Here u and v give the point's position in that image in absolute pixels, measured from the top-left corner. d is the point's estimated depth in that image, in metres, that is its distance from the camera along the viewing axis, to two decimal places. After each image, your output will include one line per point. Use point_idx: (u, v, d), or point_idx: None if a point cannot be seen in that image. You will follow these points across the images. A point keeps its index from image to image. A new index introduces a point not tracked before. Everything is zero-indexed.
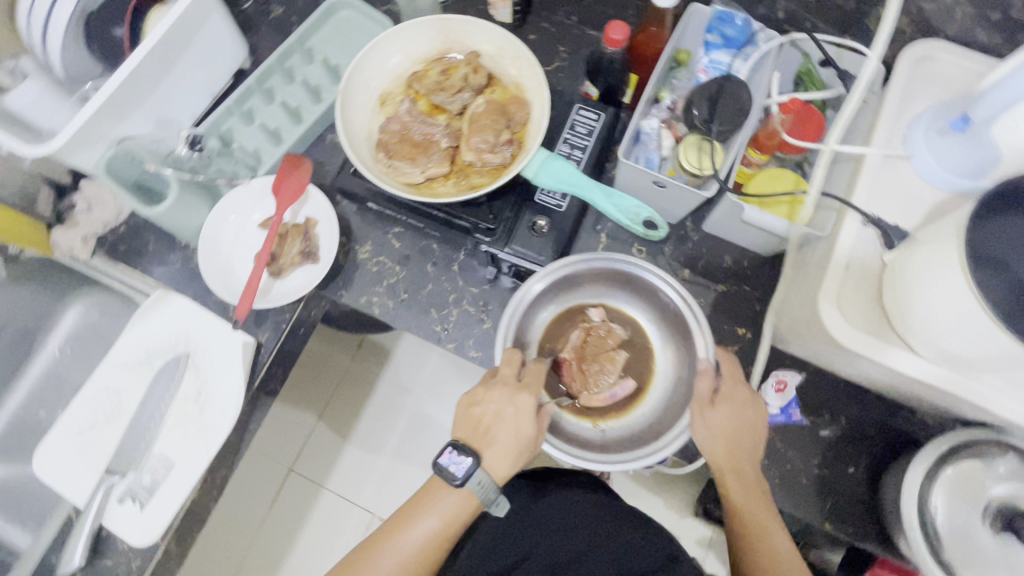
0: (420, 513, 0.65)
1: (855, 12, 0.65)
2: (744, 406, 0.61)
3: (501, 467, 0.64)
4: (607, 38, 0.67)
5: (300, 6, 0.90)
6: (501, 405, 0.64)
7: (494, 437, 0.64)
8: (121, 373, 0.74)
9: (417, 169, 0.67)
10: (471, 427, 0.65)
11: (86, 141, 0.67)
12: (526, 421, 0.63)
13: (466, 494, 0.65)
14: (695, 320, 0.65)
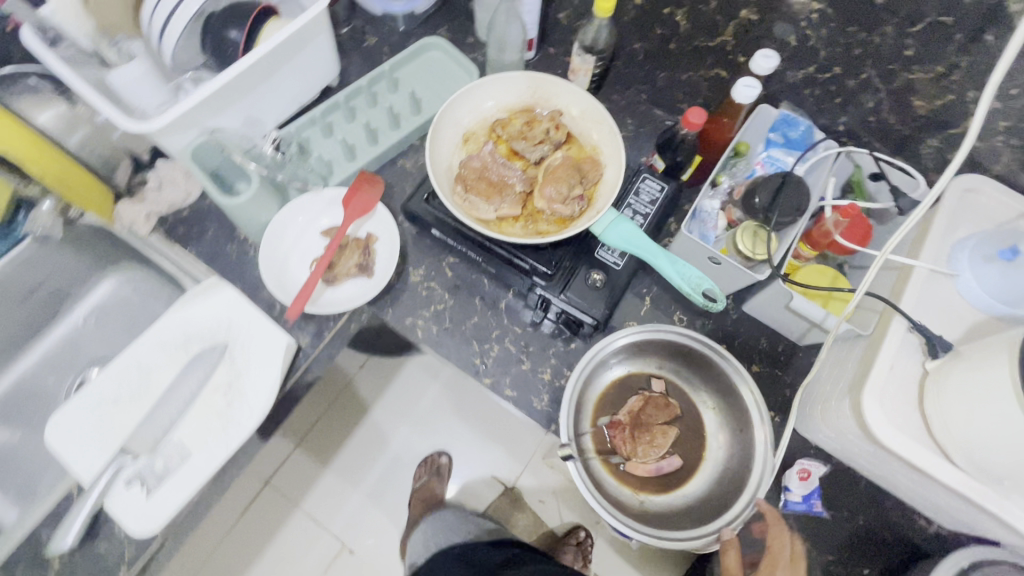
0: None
1: (911, 137, 0.71)
2: None
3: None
4: (685, 120, 0.72)
5: (393, 40, 0.96)
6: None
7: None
8: (155, 353, 0.73)
9: (490, 208, 0.71)
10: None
11: (183, 127, 0.70)
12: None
13: None
14: (753, 406, 0.67)
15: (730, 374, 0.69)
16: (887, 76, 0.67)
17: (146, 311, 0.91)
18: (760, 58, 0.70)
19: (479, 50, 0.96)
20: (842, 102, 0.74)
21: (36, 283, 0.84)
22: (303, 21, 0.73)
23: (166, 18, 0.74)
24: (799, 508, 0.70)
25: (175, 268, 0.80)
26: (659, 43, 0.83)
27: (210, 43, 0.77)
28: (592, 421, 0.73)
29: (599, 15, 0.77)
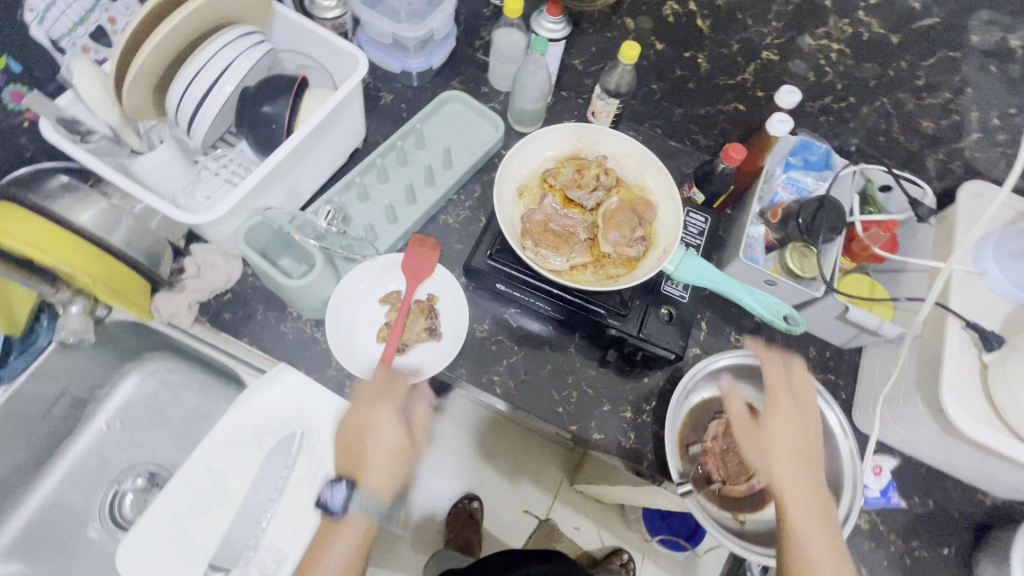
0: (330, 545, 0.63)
1: (917, 152, 0.80)
2: (793, 422, 0.66)
3: (384, 487, 0.64)
4: (726, 156, 0.77)
5: (409, 95, 0.96)
6: (362, 420, 0.66)
7: (366, 461, 0.64)
8: (227, 454, 0.68)
9: (561, 258, 0.72)
10: (349, 452, 0.66)
11: (235, 211, 0.67)
12: (390, 430, 0.65)
13: (357, 523, 0.64)
14: (840, 431, 0.72)
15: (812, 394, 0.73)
16: (896, 102, 0.75)
17: (179, 405, 0.85)
18: (784, 93, 0.77)
19: (495, 99, 0.98)
20: (855, 126, 0.81)
21: (57, 392, 0.76)
22: (342, 96, 0.73)
23: (200, 100, 0.70)
24: (878, 502, 0.75)
25: (229, 358, 0.77)
26: (677, 82, 0.88)
27: (247, 122, 0.74)
28: (682, 454, 0.74)
29: (624, 61, 0.81)
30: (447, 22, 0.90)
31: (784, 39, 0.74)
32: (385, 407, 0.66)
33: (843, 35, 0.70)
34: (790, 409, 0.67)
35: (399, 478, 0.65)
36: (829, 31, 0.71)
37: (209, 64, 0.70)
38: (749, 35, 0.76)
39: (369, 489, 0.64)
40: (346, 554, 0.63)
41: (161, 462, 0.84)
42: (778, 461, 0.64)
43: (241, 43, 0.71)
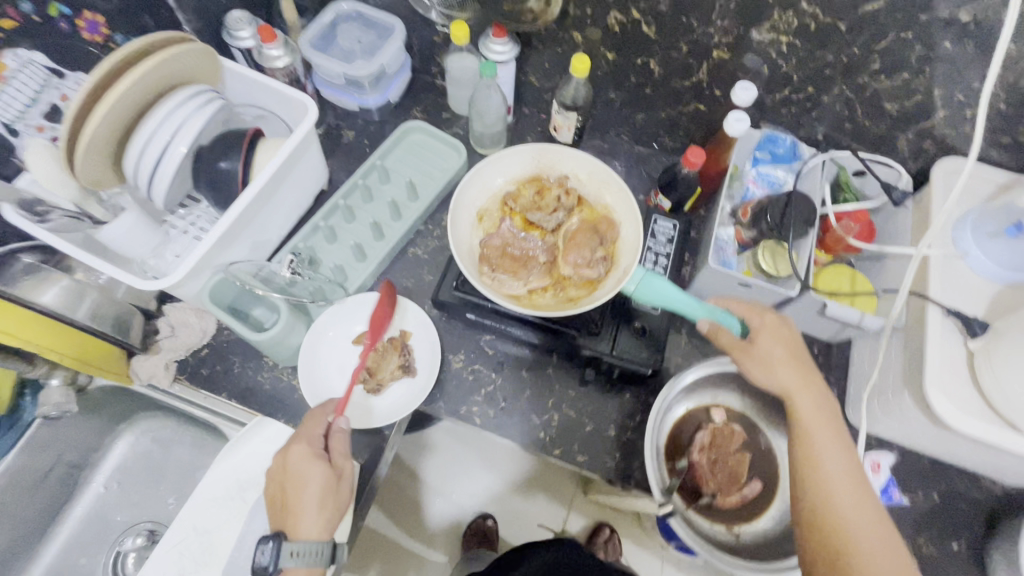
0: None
1: (886, 136, 0.78)
2: (779, 329, 0.62)
3: (319, 521, 0.59)
4: (686, 160, 0.76)
5: (370, 130, 0.97)
6: (280, 471, 0.62)
7: (296, 502, 0.60)
8: (211, 511, 0.70)
9: (519, 283, 0.70)
10: (278, 505, 0.61)
11: (199, 270, 0.68)
12: (311, 466, 0.61)
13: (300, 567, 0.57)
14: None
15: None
16: (856, 88, 0.73)
17: (173, 461, 0.86)
18: (739, 90, 0.75)
19: (457, 124, 0.98)
20: (819, 114, 0.79)
21: (50, 461, 0.78)
22: (293, 146, 0.73)
23: (154, 164, 0.71)
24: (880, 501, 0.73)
25: (209, 416, 0.76)
26: (634, 89, 0.87)
27: (204, 179, 0.74)
28: (669, 468, 0.72)
29: (576, 76, 0.80)
30: (399, 54, 0.90)
31: (732, 36, 0.72)
32: (299, 456, 0.62)
33: (790, 27, 0.68)
34: (805, 369, 0.60)
35: (330, 509, 0.60)
36: (776, 24, 0.69)
37: (160, 128, 0.70)
38: (697, 37, 0.74)
39: (303, 529, 0.58)
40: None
41: (160, 519, 0.86)
42: (780, 370, 0.60)
43: (191, 104, 0.72)
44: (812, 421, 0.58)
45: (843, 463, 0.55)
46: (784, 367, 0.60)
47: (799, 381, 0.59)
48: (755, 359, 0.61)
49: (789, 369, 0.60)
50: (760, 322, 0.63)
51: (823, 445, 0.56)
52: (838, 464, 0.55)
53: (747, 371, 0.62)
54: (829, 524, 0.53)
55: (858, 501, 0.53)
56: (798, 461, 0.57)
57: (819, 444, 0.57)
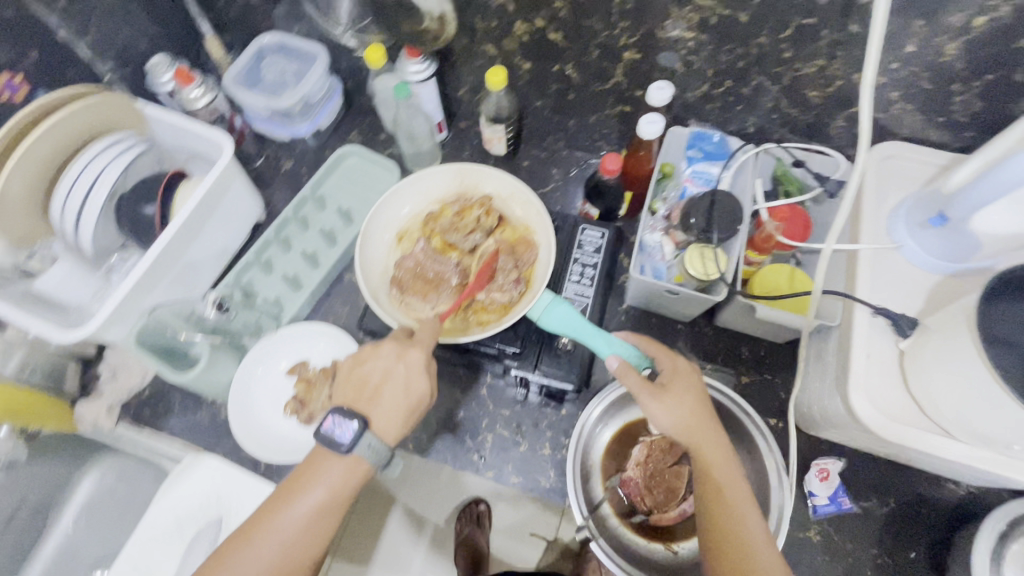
0: (311, 485, 0.55)
1: (817, 123, 0.74)
2: (689, 376, 0.61)
3: (393, 428, 0.59)
4: (603, 168, 0.74)
5: (308, 158, 0.98)
6: (389, 363, 0.60)
7: (382, 399, 0.59)
8: (153, 548, 0.72)
9: (427, 305, 0.70)
10: (357, 387, 0.60)
11: (123, 315, 0.70)
12: (416, 377, 0.60)
13: (354, 462, 0.56)
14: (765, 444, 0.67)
15: (731, 405, 0.68)
16: (775, 78, 0.69)
17: (136, 496, 0.88)
18: (654, 90, 0.72)
19: (393, 144, 0.98)
20: (745, 107, 0.76)
21: (13, 506, 0.82)
22: (208, 185, 0.74)
23: (77, 215, 0.73)
24: (829, 509, 0.69)
25: (149, 451, 0.78)
26: (559, 95, 0.85)
27: (128, 224, 0.76)
28: (604, 485, 0.71)
29: (493, 89, 0.78)
30: (323, 82, 0.91)
31: (638, 36, 0.70)
32: (416, 364, 0.60)
33: (692, 23, 0.65)
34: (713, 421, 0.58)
35: (407, 423, 0.60)
36: (678, 21, 0.66)
37: (79, 180, 0.73)
38: (603, 40, 0.72)
39: (379, 429, 0.58)
40: (337, 472, 0.56)
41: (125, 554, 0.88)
42: (691, 417, 0.57)
43: (110, 152, 0.74)
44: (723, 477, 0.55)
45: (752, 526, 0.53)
46: (696, 418, 0.57)
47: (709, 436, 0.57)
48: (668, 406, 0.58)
49: (699, 420, 0.58)
50: (671, 368, 0.61)
51: (739, 506, 0.54)
52: (745, 528, 0.53)
53: (655, 415, 0.58)
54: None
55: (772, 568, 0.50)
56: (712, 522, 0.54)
57: (731, 503, 0.54)
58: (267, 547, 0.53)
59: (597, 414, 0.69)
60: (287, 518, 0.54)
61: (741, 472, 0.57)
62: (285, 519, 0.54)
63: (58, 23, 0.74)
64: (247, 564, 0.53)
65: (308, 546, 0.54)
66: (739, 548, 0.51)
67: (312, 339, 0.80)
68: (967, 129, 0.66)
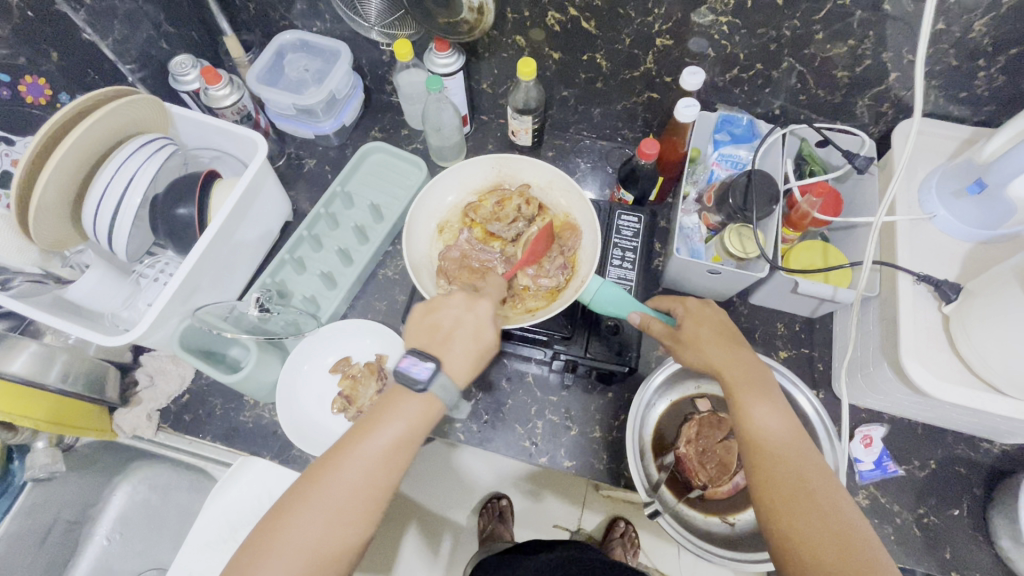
0: (392, 414, 0.52)
1: (842, 103, 0.76)
2: (703, 310, 0.61)
3: (464, 374, 0.56)
4: (641, 153, 0.75)
5: (331, 156, 0.97)
6: (460, 311, 0.59)
7: (454, 343, 0.56)
8: (205, 553, 0.73)
9: None
10: (426, 333, 0.58)
11: (166, 319, 0.69)
12: (487, 324, 0.59)
13: (430, 400, 0.54)
14: (816, 415, 0.69)
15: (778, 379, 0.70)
16: (804, 60, 0.71)
17: (173, 506, 0.87)
18: (687, 76, 0.73)
19: (416, 139, 0.98)
20: (773, 89, 0.78)
21: (48, 521, 0.79)
22: (245, 186, 0.73)
23: (109, 218, 0.71)
24: (875, 475, 0.72)
25: (196, 457, 0.78)
26: (586, 84, 0.86)
27: (163, 226, 0.75)
28: (657, 465, 0.72)
29: (523, 79, 0.78)
30: (347, 78, 0.91)
31: (671, 23, 0.71)
32: (485, 312, 0.59)
33: (727, 7, 0.67)
34: (736, 347, 0.57)
35: (475, 372, 0.57)
36: (712, 6, 0.67)
37: (113, 181, 0.71)
38: (636, 27, 0.73)
39: (452, 372, 0.55)
40: (417, 404, 0.53)
41: (164, 564, 0.86)
42: (714, 348, 0.57)
43: (142, 152, 0.73)
44: (753, 393, 0.53)
45: (788, 437, 0.51)
46: (715, 346, 0.57)
47: (743, 367, 0.55)
48: (690, 349, 0.58)
49: (718, 347, 0.57)
50: (685, 309, 0.61)
51: (769, 414, 0.52)
52: (803, 459, 0.49)
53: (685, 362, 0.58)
54: (801, 504, 0.47)
55: (816, 469, 0.49)
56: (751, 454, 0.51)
57: (765, 415, 0.52)
58: (348, 479, 0.49)
59: (659, 382, 0.71)
60: (371, 444, 0.51)
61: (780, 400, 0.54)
62: (370, 445, 0.51)
63: (83, 22, 0.72)
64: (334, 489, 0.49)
65: (389, 480, 0.50)
66: (770, 460, 0.49)
67: (356, 336, 0.80)
68: (987, 104, 0.69)
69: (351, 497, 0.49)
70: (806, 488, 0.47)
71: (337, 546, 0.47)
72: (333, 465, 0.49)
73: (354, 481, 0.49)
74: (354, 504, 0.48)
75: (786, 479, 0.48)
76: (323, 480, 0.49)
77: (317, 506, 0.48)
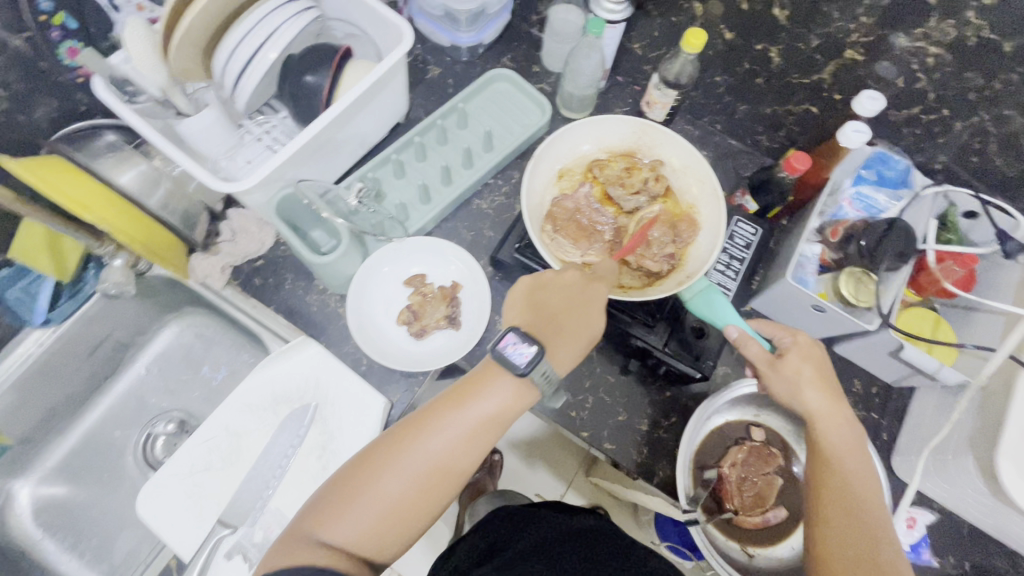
0: (479, 397, 0.54)
1: (1015, 179, 0.69)
2: (810, 347, 0.55)
3: (568, 362, 0.57)
4: (788, 164, 0.71)
5: (457, 71, 0.92)
6: (574, 291, 0.59)
7: (563, 328, 0.57)
8: (243, 416, 0.73)
9: (577, 251, 0.69)
10: (533, 309, 0.59)
11: (270, 181, 0.67)
12: (597, 308, 0.59)
13: (525, 384, 0.54)
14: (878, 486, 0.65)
15: None
16: (998, 119, 0.65)
17: (211, 359, 0.88)
18: (864, 99, 0.68)
19: (546, 80, 0.92)
20: (944, 141, 0.72)
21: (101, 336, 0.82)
22: (382, 73, 0.70)
23: (242, 65, 0.69)
24: (907, 557, 0.70)
25: (253, 323, 0.78)
26: (745, 76, 0.80)
27: (290, 90, 0.73)
28: (695, 477, 0.70)
29: (686, 51, 0.73)
30: None
31: (871, 36, 0.65)
32: (599, 296, 0.60)
33: (946, 38, 0.61)
34: (837, 395, 0.53)
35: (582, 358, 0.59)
36: (928, 32, 0.61)
37: (255, 30, 0.69)
38: (832, 31, 0.68)
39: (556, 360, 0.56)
40: (508, 390, 0.54)
41: (189, 410, 0.89)
42: (811, 388, 0.53)
43: (289, 10, 0.70)
44: (842, 453, 0.51)
45: (868, 504, 0.49)
46: (813, 389, 0.53)
47: (834, 413, 0.52)
48: (783, 379, 0.54)
49: (819, 392, 0.53)
50: (792, 341, 0.56)
51: (852, 475, 0.50)
52: (875, 527, 0.47)
53: (770, 387, 0.55)
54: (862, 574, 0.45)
55: (886, 544, 0.47)
56: (824, 499, 0.50)
57: (850, 476, 0.50)
58: (424, 454, 0.52)
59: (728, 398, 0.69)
60: (453, 423, 0.53)
61: (870, 463, 0.52)
62: (451, 425, 0.53)
63: None
64: (423, 450, 0.52)
65: (466, 459, 0.53)
66: (834, 514, 0.48)
67: (436, 255, 0.79)
68: None
69: (429, 469, 0.52)
70: (871, 560, 0.45)
71: (415, 509, 0.51)
72: (416, 435, 0.52)
73: (433, 455, 0.52)
74: (431, 475, 0.52)
75: (850, 544, 0.47)
76: (401, 448, 0.52)
77: (397, 470, 0.51)
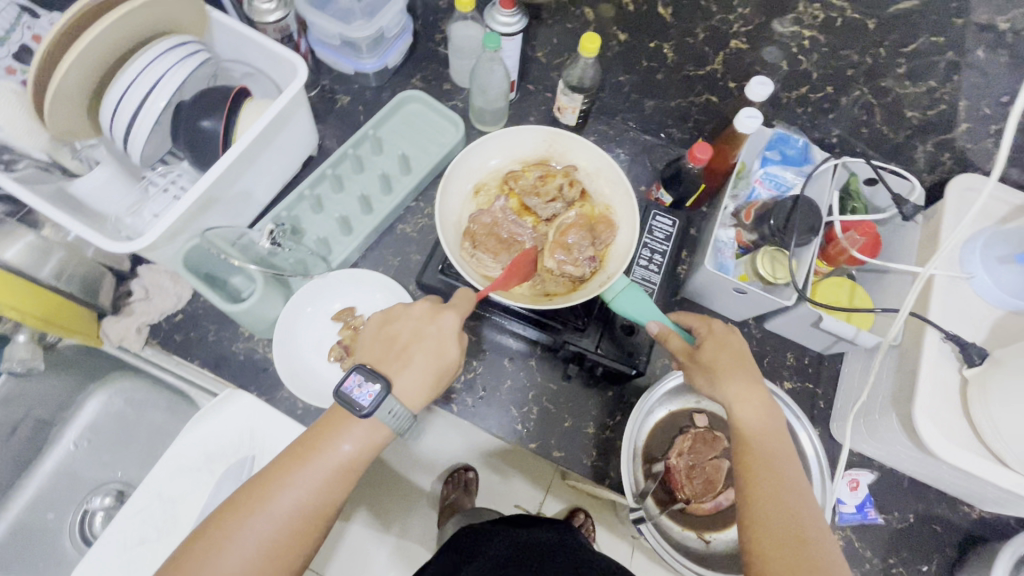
0: (332, 443, 0.53)
1: (904, 144, 0.72)
2: (725, 335, 0.58)
3: (416, 396, 0.56)
4: (692, 156, 0.73)
5: (367, 98, 0.91)
6: (422, 323, 0.59)
7: (409, 360, 0.57)
8: (180, 477, 0.71)
9: (499, 264, 0.69)
10: (382, 345, 0.59)
11: (173, 235, 0.65)
12: (448, 339, 0.58)
13: (373, 423, 0.54)
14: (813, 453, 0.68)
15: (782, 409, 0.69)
16: (876, 91, 0.68)
17: (145, 423, 0.84)
18: (754, 85, 0.70)
19: (457, 97, 0.92)
20: (836, 116, 0.75)
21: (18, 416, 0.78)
22: (279, 109, 0.68)
23: (129, 118, 0.67)
24: (855, 518, 0.72)
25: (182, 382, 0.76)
26: (646, 73, 0.82)
27: (186, 138, 0.71)
28: (645, 472, 0.71)
29: (585, 55, 0.74)
30: (400, 18, 0.86)
31: (750, 25, 0.68)
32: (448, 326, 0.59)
33: (815, 21, 0.64)
34: (754, 378, 0.55)
35: (431, 394, 0.58)
36: (798, 16, 0.64)
37: (137, 80, 0.66)
38: (713, 23, 0.70)
39: (402, 395, 0.55)
40: (361, 431, 0.53)
41: (128, 479, 0.85)
42: (729, 373, 0.55)
43: (171, 56, 0.67)
44: (763, 431, 0.52)
45: (790, 480, 0.50)
46: (732, 374, 0.55)
47: (752, 395, 0.54)
48: (704, 369, 0.56)
49: (737, 376, 0.55)
50: (709, 331, 0.59)
51: (776, 451, 0.52)
52: (796, 502, 0.49)
53: (694, 378, 0.58)
54: (785, 550, 0.46)
55: (811, 519, 0.48)
56: (749, 481, 0.51)
57: (772, 454, 0.52)
58: (277, 511, 0.49)
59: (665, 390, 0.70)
60: (307, 473, 0.51)
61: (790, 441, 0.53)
62: (303, 476, 0.51)
63: None
64: (278, 506, 0.50)
65: (322, 511, 0.51)
66: (759, 495, 0.49)
67: (362, 285, 0.78)
68: None
69: (284, 527, 0.49)
70: (793, 535, 0.47)
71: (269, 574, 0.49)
72: (271, 490, 0.50)
73: (286, 511, 0.50)
74: (286, 533, 0.49)
75: (773, 522, 0.48)
76: (255, 508, 0.49)
77: (249, 531, 0.48)
